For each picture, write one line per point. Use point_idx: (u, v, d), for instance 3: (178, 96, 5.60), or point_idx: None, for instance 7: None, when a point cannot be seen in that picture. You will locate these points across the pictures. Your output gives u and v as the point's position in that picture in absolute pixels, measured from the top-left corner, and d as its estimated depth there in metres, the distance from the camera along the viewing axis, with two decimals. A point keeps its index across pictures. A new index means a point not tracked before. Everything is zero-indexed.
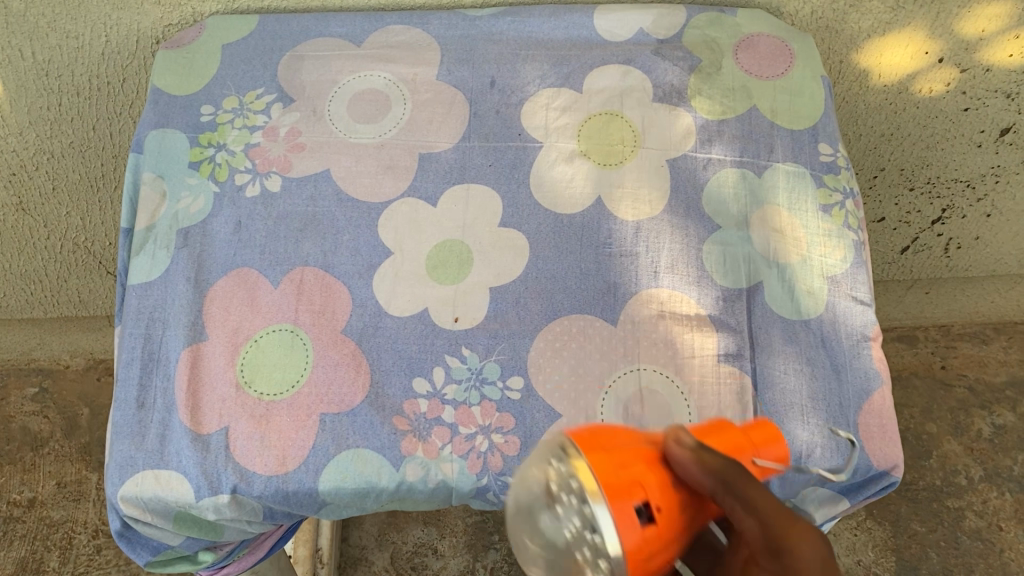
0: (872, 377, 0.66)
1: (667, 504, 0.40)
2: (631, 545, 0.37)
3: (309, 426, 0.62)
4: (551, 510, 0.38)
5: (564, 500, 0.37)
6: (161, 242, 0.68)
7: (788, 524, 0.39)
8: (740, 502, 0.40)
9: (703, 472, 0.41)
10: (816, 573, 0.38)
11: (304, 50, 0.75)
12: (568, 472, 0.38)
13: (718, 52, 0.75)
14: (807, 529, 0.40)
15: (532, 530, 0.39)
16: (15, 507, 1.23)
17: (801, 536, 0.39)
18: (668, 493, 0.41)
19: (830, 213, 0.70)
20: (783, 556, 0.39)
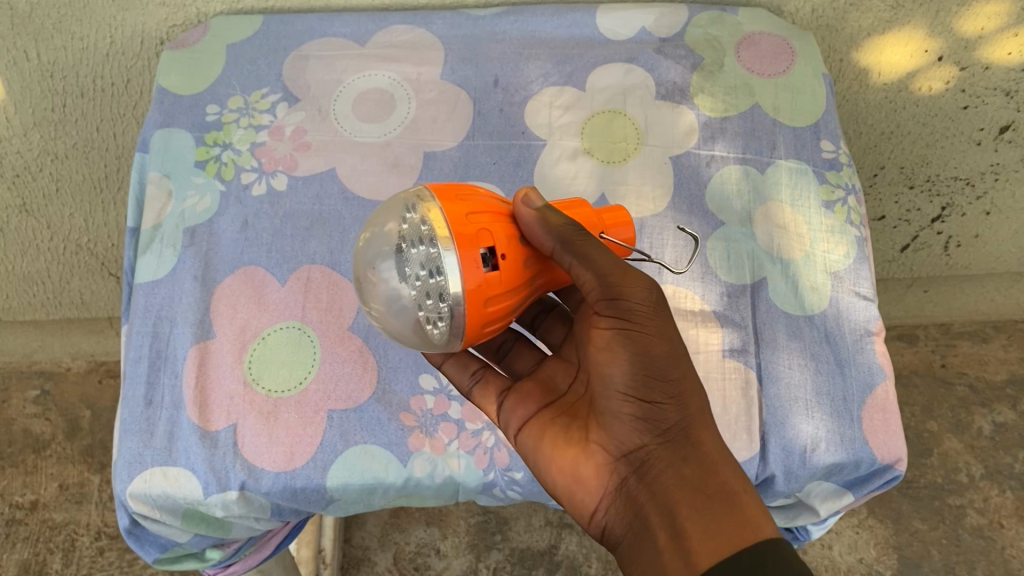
0: (876, 371, 0.66)
1: (512, 249, 0.49)
2: (472, 283, 0.45)
3: (317, 422, 0.62)
4: (410, 251, 0.47)
5: (421, 240, 0.46)
6: (168, 241, 0.68)
7: (621, 274, 0.49)
8: (575, 252, 0.48)
9: (545, 230, 0.49)
10: (644, 308, 0.49)
11: (309, 50, 0.75)
12: (424, 215, 0.46)
13: (720, 51, 0.76)
14: (621, 269, 0.49)
15: (391, 272, 0.48)
16: (17, 509, 1.23)
17: (627, 284, 0.49)
18: (514, 244, 0.49)
19: (833, 210, 0.71)
20: (616, 298, 0.49)
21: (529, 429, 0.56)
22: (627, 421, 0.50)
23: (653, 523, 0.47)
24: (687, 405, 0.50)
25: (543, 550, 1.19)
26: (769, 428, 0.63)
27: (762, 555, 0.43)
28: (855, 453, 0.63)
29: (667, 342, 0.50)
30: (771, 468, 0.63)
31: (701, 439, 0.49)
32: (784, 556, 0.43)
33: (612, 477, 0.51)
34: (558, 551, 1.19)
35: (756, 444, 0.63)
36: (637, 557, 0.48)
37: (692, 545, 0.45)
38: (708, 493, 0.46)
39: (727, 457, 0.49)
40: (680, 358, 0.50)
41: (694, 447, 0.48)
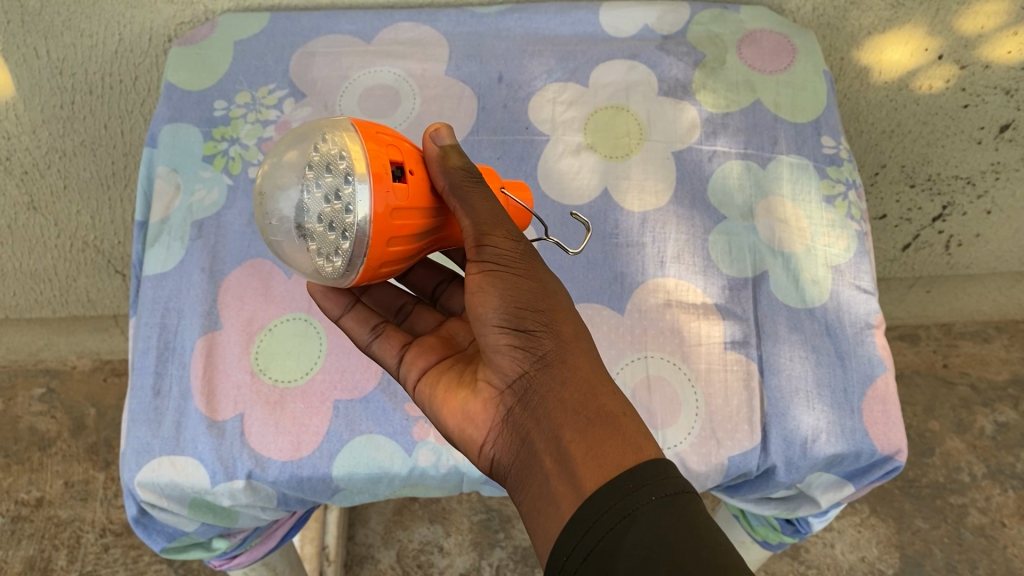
0: (877, 364, 0.66)
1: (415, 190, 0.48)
2: (380, 207, 0.44)
3: (322, 412, 0.63)
4: (316, 179, 0.46)
5: (331, 166, 0.45)
6: (176, 233, 0.69)
7: (492, 221, 0.47)
8: (458, 195, 0.48)
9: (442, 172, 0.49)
10: (513, 251, 0.47)
11: (315, 46, 0.76)
12: (338, 145, 0.46)
13: (722, 48, 0.77)
14: (495, 214, 0.48)
15: (293, 203, 0.46)
16: (23, 505, 1.23)
17: (495, 230, 0.47)
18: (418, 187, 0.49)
19: (833, 204, 0.71)
20: (483, 244, 0.47)
21: (427, 379, 0.53)
22: (504, 355, 0.46)
23: (539, 452, 0.44)
24: (565, 332, 0.47)
25: None
26: (771, 419, 0.64)
27: (644, 474, 0.40)
28: (856, 444, 0.64)
29: (541, 277, 0.48)
30: (772, 459, 0.63)
31: (579, 364, 0.46)
32: (667, 473, 0.40)
33: (495, 413, 0.48)
34: None
35: (758, 434, 0.64)
36: (528, 489, 0.45)
37: (575, 467, 0.42)
38: (590, 417, 0.43)
39: (610, 383, 0.45)
40: (557, 292, 0.48)
41: (572, 370, 0.45)
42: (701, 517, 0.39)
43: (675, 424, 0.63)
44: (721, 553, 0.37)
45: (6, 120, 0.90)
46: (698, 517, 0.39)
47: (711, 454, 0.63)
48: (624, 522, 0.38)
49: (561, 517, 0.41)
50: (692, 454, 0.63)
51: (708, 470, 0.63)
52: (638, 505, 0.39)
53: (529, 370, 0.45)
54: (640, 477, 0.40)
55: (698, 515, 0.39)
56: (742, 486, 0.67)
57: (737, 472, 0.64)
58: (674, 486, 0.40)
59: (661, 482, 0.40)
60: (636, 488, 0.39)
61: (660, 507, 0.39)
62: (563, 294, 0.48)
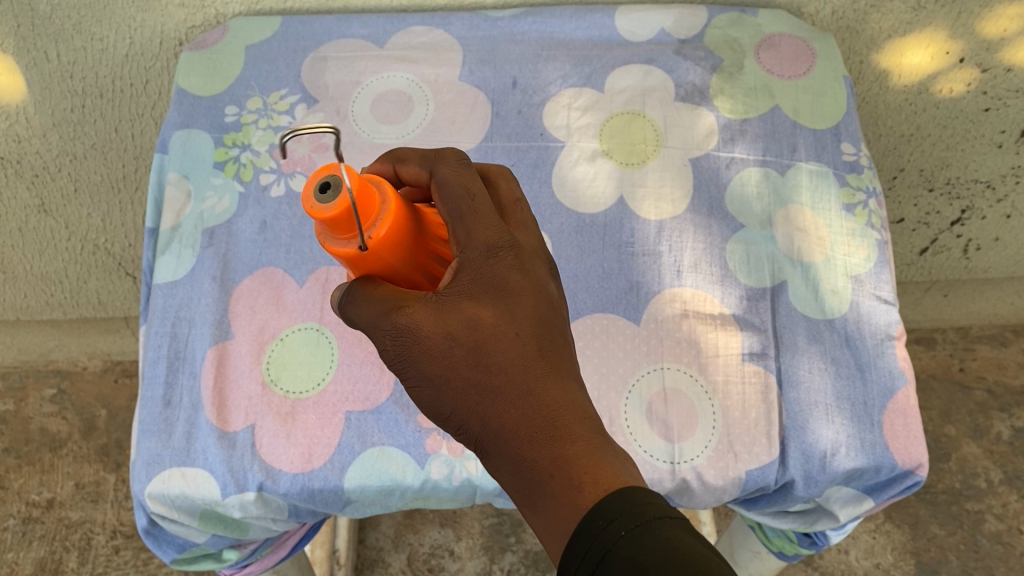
0: (897, 376, 0.65)
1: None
2: None
3: (334, 424, 0.62)
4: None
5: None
6: (186, 241, 0.68)
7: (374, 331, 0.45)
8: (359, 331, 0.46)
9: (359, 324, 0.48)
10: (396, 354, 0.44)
11: (327, 51, 0.75)
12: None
13: (740, 53, 0.75)
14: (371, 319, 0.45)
15: None
16: (34, 507, 1.24)
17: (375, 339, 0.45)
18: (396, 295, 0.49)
19: (853, 213, 0.70)
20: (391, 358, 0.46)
21: None
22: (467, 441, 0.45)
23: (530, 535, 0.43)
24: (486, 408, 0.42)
25: None
26: (789, 433, 0.63)
27: (611, 508, 0.37)
28: (875, 458, 0.63)
29: (429, 359, 0.43)
30: (790, 473, 0.63)
31: (510, 438, 0.41)
32: (639, 501, 0.37)
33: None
34: None
35: (776, 448, 0.63)
36: None
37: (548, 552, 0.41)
38: (530, 497, 0.41)
39: (543, 443, 0.40)
40: (461, 347, 0.43)
41: (504, 452, 0.42)
42: (681, 541, 0.35)
43: (691, 438, 0.62)
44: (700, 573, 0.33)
45: (16, 123, 0.89)
46: (678, 543, 0.35)
47: (728, 468, 0.62)
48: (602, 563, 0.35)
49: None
50: (709, 468, 0.62)
51: (725, 484, 0.62)
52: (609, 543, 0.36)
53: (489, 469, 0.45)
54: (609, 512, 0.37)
55: (680, 536, 0.35)
56: (760, 499, 0.66)
57: (754, 486, 0.63)
58: (655, 512, 0.36)
59: (635, 511, 0.36)
60: (606, 526, 0.36)
61: (635, 537, 0.35)
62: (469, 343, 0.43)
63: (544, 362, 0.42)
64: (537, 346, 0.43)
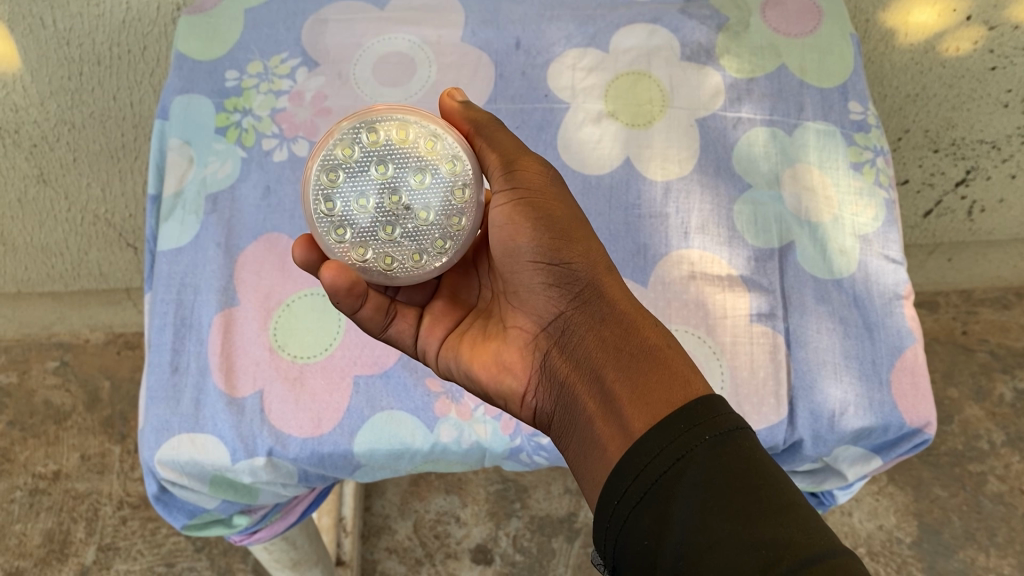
0: (906, 335, 0.65)
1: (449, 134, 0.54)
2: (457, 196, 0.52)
3: (343, 389, 0.62)
4: (362, 160, 0.51)
5: (378, 160, 0.51)
6: (190, 207, 0.67)
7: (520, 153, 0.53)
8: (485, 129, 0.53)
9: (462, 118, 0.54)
10: (538, 181, 0.52)
11: (327, 13, 0.74)
12: (398, 126, 0.51)
13: (745, 11, 0.74)
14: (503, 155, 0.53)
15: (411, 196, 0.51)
16: (41, 479, 1.24)
17: (524, 160, 0.53)
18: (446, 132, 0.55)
19: (861, 171, 0.70)
20: (515, 169, 0.52)
21: (448, 343, 0.57)
22: (547, 290, 0.52)
23: (589, 384, 0.49)
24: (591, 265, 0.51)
25: (563, 517, 1.20)
26: (798, 393, 0.63)
27: (696, 415, 0.42)
28: (884, 417, 0.63)
29: (566, 210, 0.53)
30: (799, 433, 0.63)
31: (616, 298, 0.51)
32: (718, 412, 0.43)
33: (535, 356, 0.53)
34: (577, 519, 1.20)
35: (785, 408, 0.63)
36: (575, 426, 0.50)
37: (627, 411, 0.46)
38: (635, 355, 0.48)
39: (643, 312, 0.51)
40: (574, 224, 0.53)
41: (608, 305, 0.51)
42: (756, 451, 0.41)
43: None
44: (773, 488, 0.39)
45: (13, 93, 0.88)
46: (753, 454, 0.41)
47: None
48: (679, 463, 0.41)
49: (609, 463, 0.45)
50: None
51: None
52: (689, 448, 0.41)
53: (565, 312, 0.52)
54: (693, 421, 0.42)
55: (750, 450, 0.41)
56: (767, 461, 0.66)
57: (763, 446, 0.63)
58: (730, 425, 0.42)
59: (715, 422, 0.42)
60: (689, 428, 0.42)
61: (713, 447, 0.41)
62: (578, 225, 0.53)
63: None
64: None
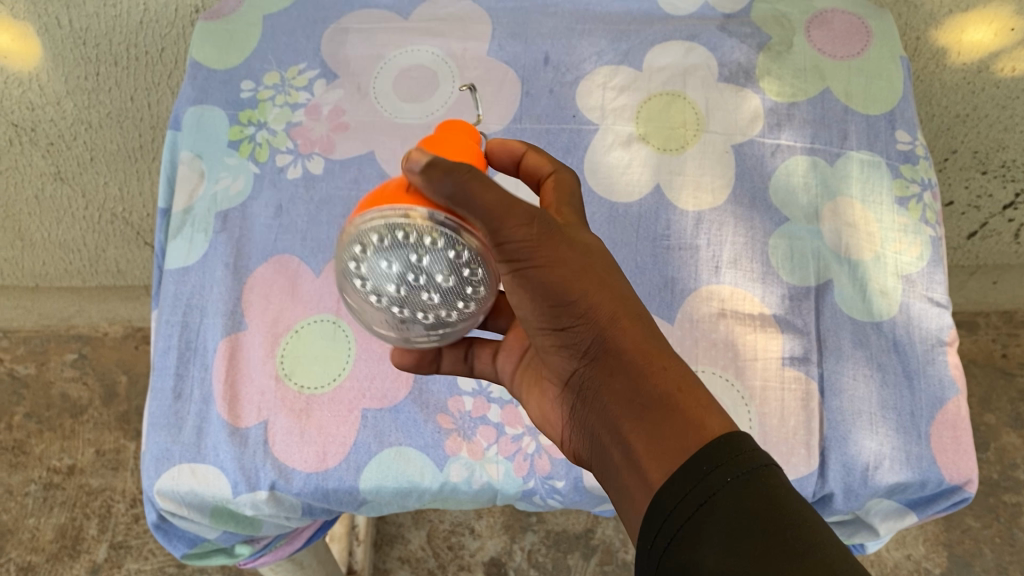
0: (948, 386, 0.61)
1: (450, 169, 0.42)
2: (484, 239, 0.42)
3: (350, 422, 0.60)
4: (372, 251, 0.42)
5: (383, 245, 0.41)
6: (199, 224, 0.65)
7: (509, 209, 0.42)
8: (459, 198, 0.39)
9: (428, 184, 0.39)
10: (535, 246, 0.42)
11: (348, 22, 0.70)
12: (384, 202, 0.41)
13: (789, 30, 0.70)
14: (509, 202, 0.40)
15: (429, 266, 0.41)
16: (55, 473, 1.23)
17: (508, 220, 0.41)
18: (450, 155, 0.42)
19: (906, 207, 0.65)
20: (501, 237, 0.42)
21: (516, 374, 0.54)
22: (559, 349, 0.47)
23: (611, 438, 0.46)
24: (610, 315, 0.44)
25: (580, 534, 1.17)
26: (830, 443, 0.59)
27: (717, 455, 0.38)
28: (921, 473, 0.59)
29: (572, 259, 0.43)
30: (830, 486, 0.59)
31: (631, 349, 0.44)
32: (742, 450, 0.38)
33: (568, 402, 0.50)
34: (594, 535, 1.17)
35: (816, 459, 0.59)
36: (604, 471, 0.47)
37: (641, 466, 0.42)
38: (645, 406, 0.43)
39: (659, 363, 0.44)
40: (599, 266, 0.45)
41: (619, 359, 0.44)
42: (784, 489, 0.37)
43: None
44: (801, 526, 0.35)
45: (29, 91, 0.85)
46: (780, 493, 0.37)
47: None
48: (704, 507, 0.37)
49: (637, 514, 0.43)
50: None
51: None
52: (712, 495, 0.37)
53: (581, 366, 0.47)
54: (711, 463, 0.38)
55: (779, 490, 0.37)
56: None
57: None
58: (754, 461, 0.38)
59: (738, 459, 0.38)
60: (711, 469, 0.38)
61: (738, 485, 0.37)
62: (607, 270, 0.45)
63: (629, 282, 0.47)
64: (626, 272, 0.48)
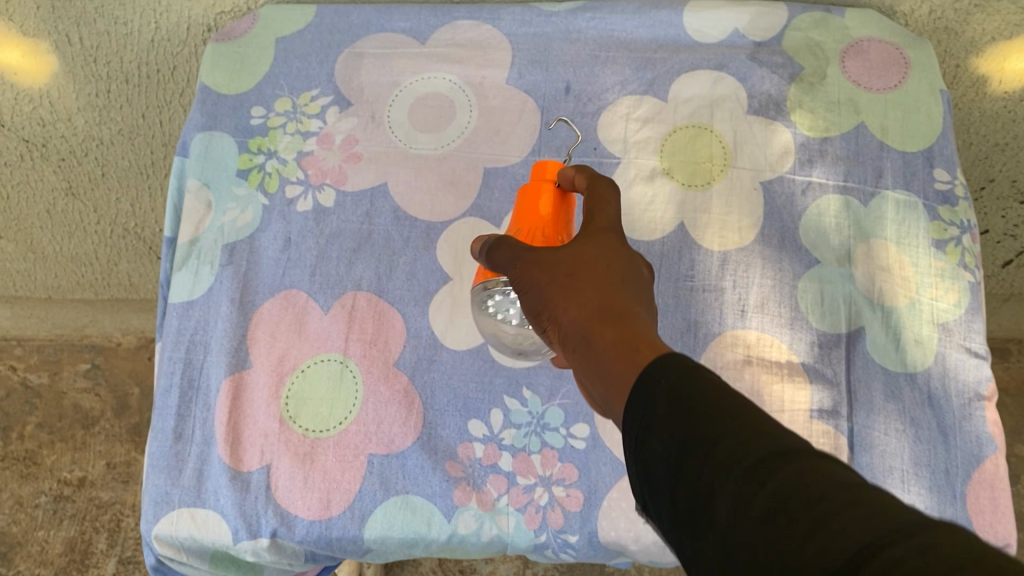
0: (986, 443, 0.58)
1: (529, 222, 0.50)
2: None
3: (356, 468, 0.57)
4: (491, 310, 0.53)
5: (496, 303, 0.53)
6: (206, 257, 0.63)
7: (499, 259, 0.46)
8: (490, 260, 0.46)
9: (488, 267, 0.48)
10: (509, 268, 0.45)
11: (364, 46, 0.68)
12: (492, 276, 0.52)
13: (823, 59, 0.66)
14: (518, 249, 0.45)
15: None
16: (65, 485, 1.22)
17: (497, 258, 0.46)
18: (530, 210, 0.51)
19: (944, 251, 0.62)
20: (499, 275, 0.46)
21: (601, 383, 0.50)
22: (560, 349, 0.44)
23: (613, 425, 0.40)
24: (585, 311, 0.40)
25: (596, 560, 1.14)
26: None
27: (651, 374, 0.34)
28: None
29: (540, 268, 0.43)
30: None
31: (583, 317, 0.40)
32: (667, 364, 0.34)
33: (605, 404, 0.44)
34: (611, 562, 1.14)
35: None
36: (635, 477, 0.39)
37: None
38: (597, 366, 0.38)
39: (607, 325, 0.38)
40: (602, 269, 0.41)
41: (576, 333, 0.40)
42: (709, 395, 0.32)
43: None
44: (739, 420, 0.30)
45: (39, 107, 0.84)
46: (714, 393, 0.32)
47: None
48: (646, 428, 0.33)
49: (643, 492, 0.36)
50: None
51: None
52: (808, 483, 0.27)
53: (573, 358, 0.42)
54: (787, 450, 0.29)
55: (715, 386, 0.32)
56: None
57: None
58: (688, 365, 0.33)
59: (670, 366, 0.34)
60: (649, 383, 0.34)
61: (671, 392, 0.33)
62: (615, 277, 0.41)
63: (627, 261, 0.42)
64: (625, 255, 0.43)
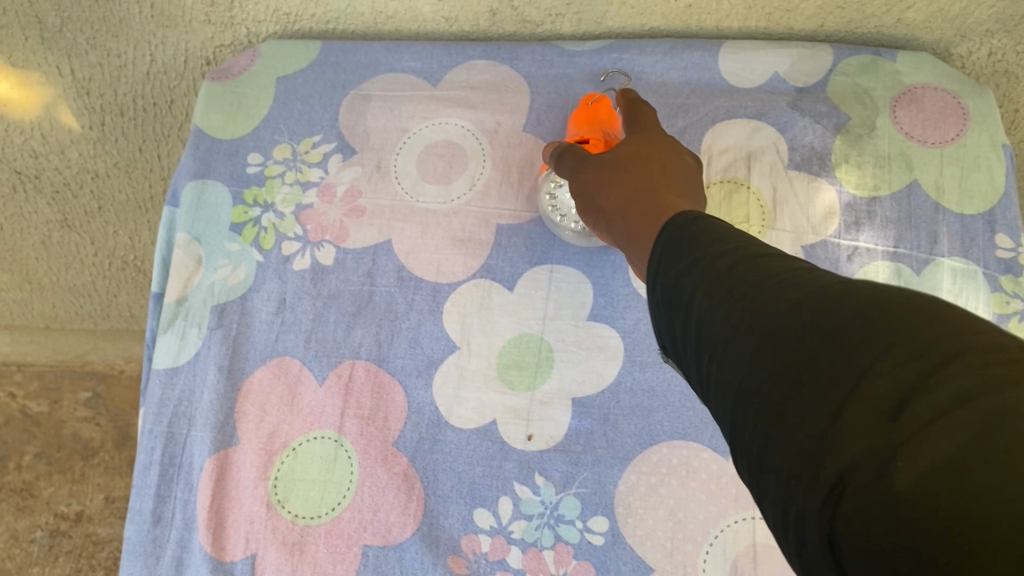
0: None
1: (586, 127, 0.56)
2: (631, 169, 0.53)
3: (348, 560, 0.52)
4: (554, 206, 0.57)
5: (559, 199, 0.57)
6: (194, 319, 0.58)
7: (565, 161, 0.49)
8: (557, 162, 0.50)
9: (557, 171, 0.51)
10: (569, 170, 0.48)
11: (371, 88, 0.63)
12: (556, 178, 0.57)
13: (872, 110, 0.61)
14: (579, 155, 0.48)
15: None
16: (62, 520, 1.01)
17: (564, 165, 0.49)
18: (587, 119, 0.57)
19: (1006, 326, 0.56)
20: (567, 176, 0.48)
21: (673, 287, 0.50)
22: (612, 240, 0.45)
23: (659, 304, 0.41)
24: (621, 193, 0.42)
25: None
26: None
27: (666, 233, 0.35)
28: None
29: (587, 165, 0.46)
30: None
31: (620, 196, 0.42)
32: (678, 223, 0.35)
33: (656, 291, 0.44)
34: None
35: None
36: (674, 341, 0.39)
37: None
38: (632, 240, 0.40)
39: (644, 197, 0.41)
40: (643, 156, 0.44)
41: (614, 211, 0.43)
42: (703, 237, 0.33)
43: None
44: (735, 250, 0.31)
45: (31, 139, 0.81)
46: (712, 240, 0.33)
47: None
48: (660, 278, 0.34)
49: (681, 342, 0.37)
50: None
51: None
52: (959, 345, 0.22)
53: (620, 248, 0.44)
54: (906, 304, 0.24)
55: (717, 234, 0.33)
56: None
57: None
58: (698, 222, 0.34)
59: (682, 224, 0.35)
60: (663, 240, 0.35)
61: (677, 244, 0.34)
62: (657, 163, 0.43)
63: (671, 155, 0.44)
64: (669, 146, 0.44)
